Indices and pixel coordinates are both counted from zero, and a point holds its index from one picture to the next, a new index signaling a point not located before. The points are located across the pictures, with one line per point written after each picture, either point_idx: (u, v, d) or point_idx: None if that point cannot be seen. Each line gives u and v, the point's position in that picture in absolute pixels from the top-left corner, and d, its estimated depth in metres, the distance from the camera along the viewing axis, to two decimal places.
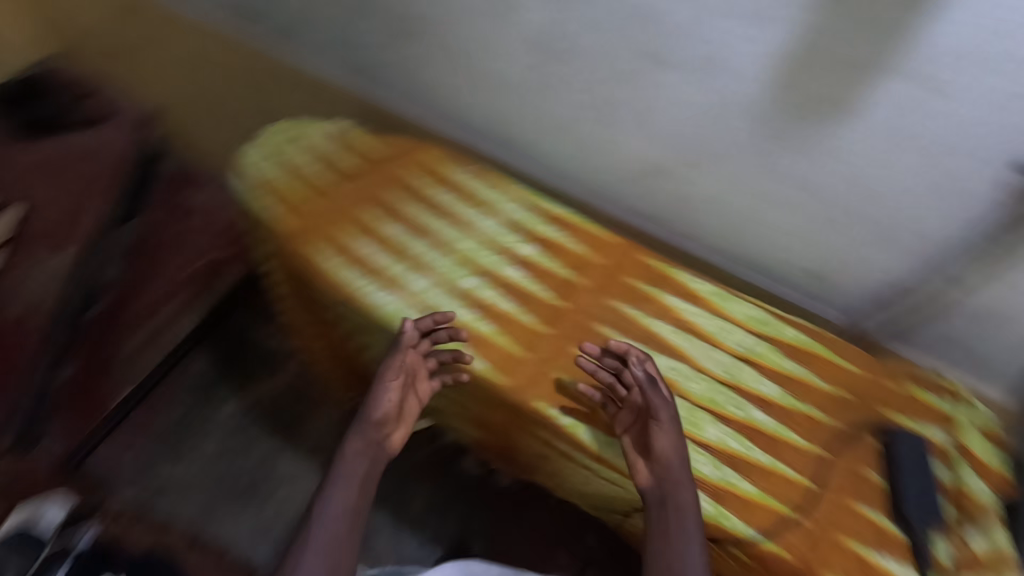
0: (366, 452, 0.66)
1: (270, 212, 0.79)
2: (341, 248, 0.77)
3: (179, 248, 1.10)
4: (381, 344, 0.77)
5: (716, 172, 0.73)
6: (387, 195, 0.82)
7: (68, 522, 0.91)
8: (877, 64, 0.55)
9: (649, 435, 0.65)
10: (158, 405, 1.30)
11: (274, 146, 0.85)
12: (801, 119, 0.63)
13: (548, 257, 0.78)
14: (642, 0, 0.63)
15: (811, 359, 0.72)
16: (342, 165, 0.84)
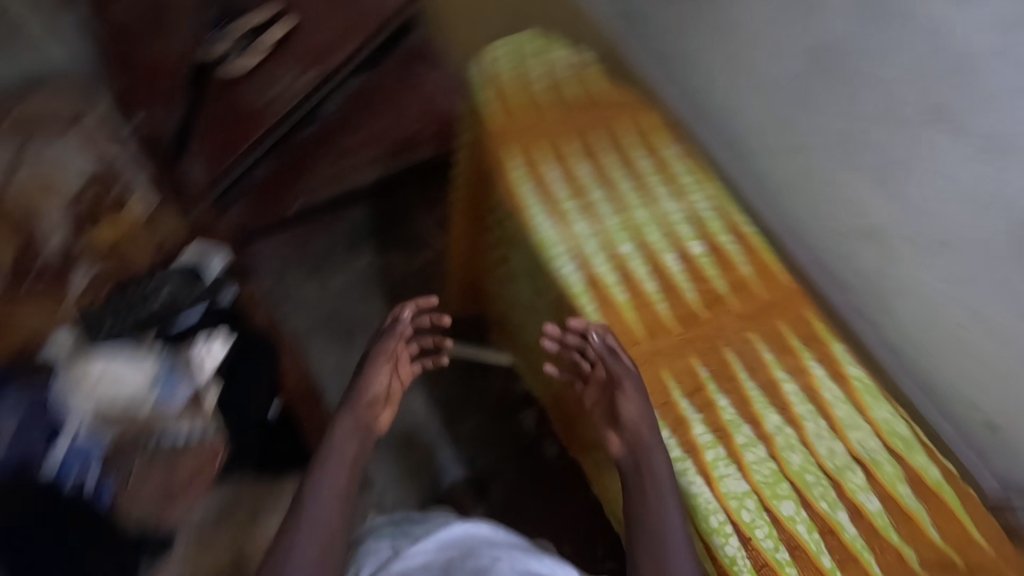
0: (356, 432, 0.71)
1: (487, 105, 0.84)
2: (531, 164, 0.80)
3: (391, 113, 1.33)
4: (521, 262, 0.80)
5: (941, 265, 0.63)
6: (593, 139, 0.83)
7: (221, 276, 1.06)
8: None
9: (617, 403, 0.64)
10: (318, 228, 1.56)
11: (519, 52, 0.89)
12: None
13: (712, 265, 0.74)
14: (968, 50, 0.56)
15: (933, 502, 0.63)
16: (568, 94, 0.86)
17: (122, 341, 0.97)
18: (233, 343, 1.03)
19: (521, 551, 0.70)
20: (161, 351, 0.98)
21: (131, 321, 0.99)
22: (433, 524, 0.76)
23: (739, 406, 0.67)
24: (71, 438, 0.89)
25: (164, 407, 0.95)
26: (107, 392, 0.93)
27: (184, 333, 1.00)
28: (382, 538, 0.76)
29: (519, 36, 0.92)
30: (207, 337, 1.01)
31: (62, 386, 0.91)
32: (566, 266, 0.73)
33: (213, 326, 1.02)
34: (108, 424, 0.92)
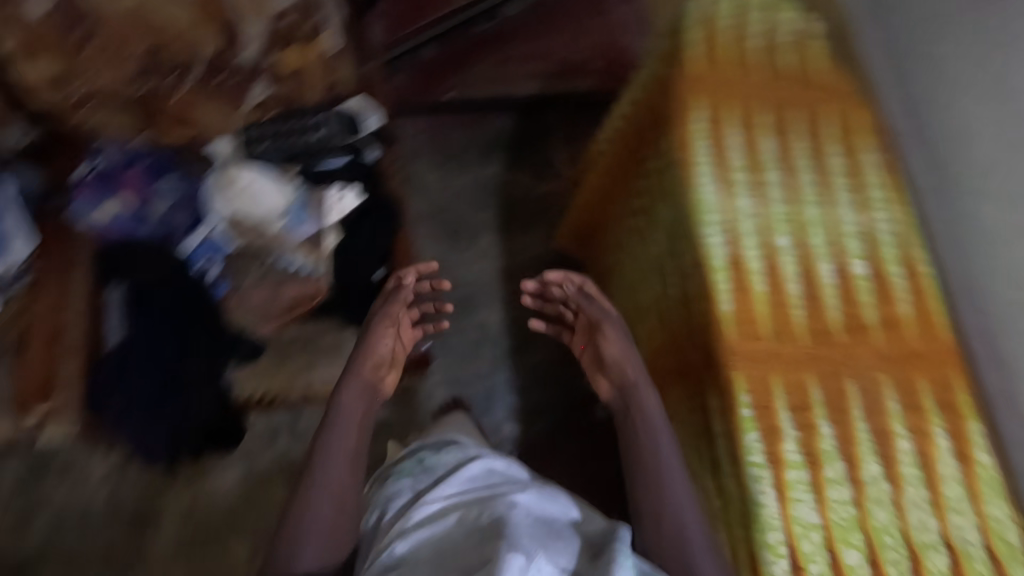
0: (366, 394, 0.81)
1: (691, 41, 0.76)
2: (716, 121, 0.73)
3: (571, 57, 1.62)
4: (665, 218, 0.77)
5: None
6: (790, 116, 0.75)
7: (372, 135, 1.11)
8: None
9: (599, 345, 0.77)
10: (457, 125, 1.57)
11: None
12: None
13: (869, 292, 0.68)
14: None
15: None
16: (782, 60, 0.77)
17: (270, 165, 1.03)
18: (362, 202, 1.08)
19: (536, 494, 0.72)
20: (302, 185, 1.04)
21: (283, 150, 1.06)
22: (450, 462, 0.81)
23: (841, 442, 0.62)
24: (208, 233, 1.03)
25: (288, 238, 1.03)
26: (246, 207, 1.01)
27: (324, 177, 1.06)
28: (403, 476, 0.81)
29: None
30: (342, 188, 1.06)
31: (213, 188, 1.01)
32: (713, 237, 0.69)
33: (350, 180, 1.07)
34: (240, 233, 1.03)
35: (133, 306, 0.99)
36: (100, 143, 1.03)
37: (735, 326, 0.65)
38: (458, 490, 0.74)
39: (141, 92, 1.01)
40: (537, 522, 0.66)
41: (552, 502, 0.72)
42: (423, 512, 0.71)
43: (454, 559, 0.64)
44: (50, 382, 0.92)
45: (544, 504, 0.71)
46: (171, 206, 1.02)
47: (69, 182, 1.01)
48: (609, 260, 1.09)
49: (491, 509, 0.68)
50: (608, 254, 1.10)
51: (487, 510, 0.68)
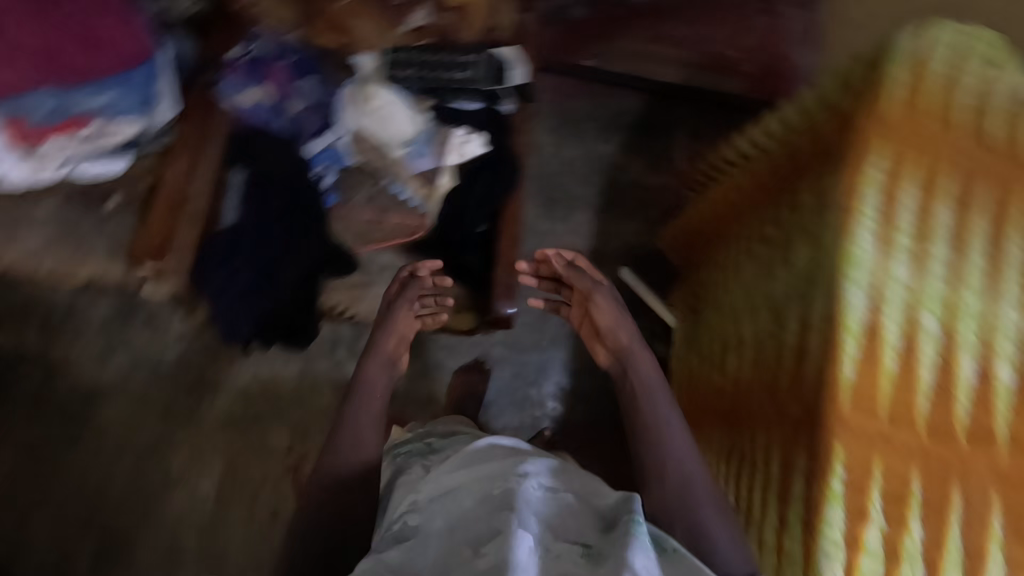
0: (385, 370, 0.92)
1: (892, 81, 0.65)
2: (893, 176, 0.65)
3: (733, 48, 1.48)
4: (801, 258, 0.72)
5: None
6: (977, 194, 0.64)
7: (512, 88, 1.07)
8: None
9: (592, 314, 0.92)
10: (588, 95, 1.62)
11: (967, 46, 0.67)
12: None
13: (1007, 407, 0.62)
14: None
15: None
16: (990, 129, 0.65)
17: (407, 95, 1.04)
18: (486, 152, 1.06)
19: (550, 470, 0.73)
20: (431, 122, 1.06)
21: (424, 82, 1.05)
22: (456, 447, 0.85)
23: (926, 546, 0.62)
24: (333, 142, 1.06)
25: (405, 169, 1.06)
26: (375, 125, 1.04)
27: (456, 119, 1.06)
28: (414, 458, 0.86)
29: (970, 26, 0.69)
30: (472, 133, 1.05)
31: (348, 98, 1.04)
32: (855, 297, 0.64)
33: (480, 129, 1.06)
34: (362, 151, 1.07)
35: (251, 195, 1.03)
36: (258, 31, 1.05)
37: (852, 395, 0.62)
38: (465, 460, 0.76)
39: None
40: (548, 496, 0.68)
41: (567, 477, 0.73)
42: (433, 485, 0.73)
43: (467, 524, 0.66)
44: (167, 244, 0.96)
45: (556, 474, 0.73)
46: (305, 107, 1.05)
47: (223, 60, 1.04)
48: (707, 274, 1.03)
49: (500, 476, 0.70)
50: (707, 268, 1.04)
51: (502, 474, 0.70)
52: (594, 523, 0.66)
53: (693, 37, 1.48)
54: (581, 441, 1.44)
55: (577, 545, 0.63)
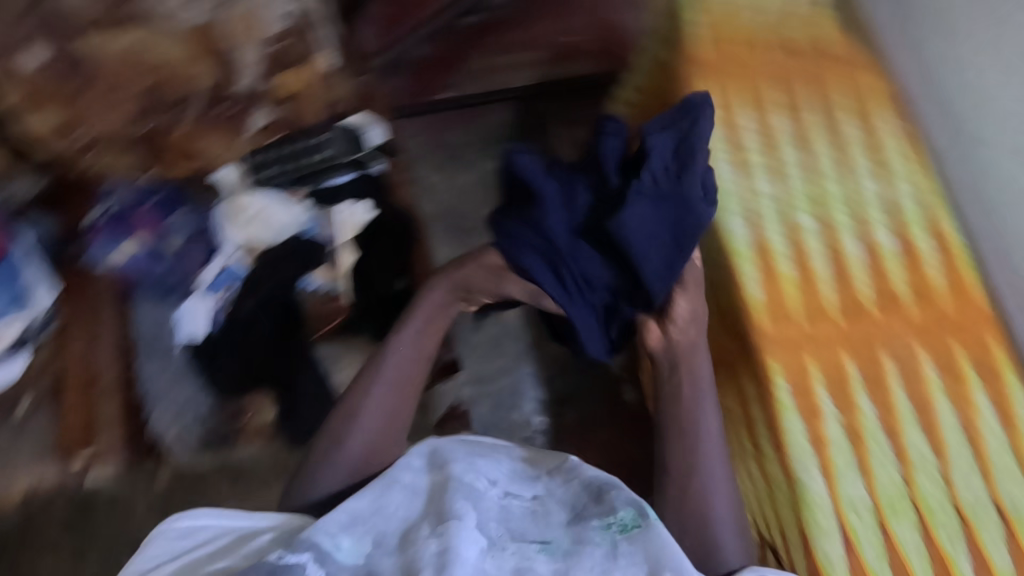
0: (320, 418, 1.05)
1: (693, 28, 0.75)
2: (726, 105, 0.72)
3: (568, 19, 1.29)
4: None
5: None
6: (769, 91, 0.73)
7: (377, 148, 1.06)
8: None
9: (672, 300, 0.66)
10: None
11: None
12: None
13: (932, 249, 0.68)
14: None
15: None
16: (757, 31, 0.75)
17: (279, 191, 1.01)
18: (375, 217, 1.04)
19: (551, 500, 0.58)
20: (313, 210, 1.02)
21: (292, 173, 1.02)
22: (426, 509, 0.56)
23: (882, 417, 0.62)
24: (227, 261, 1.00)
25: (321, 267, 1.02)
26: (267, 230, 1.00)
27: (335, 197, 1.03)
28: (341, 538, 0.53)
29: None
30: (353, 203, 1.03)
31: (225, 217, 1.00)
32: (735, 225, 0.69)
33: (360, 197, 1.03)
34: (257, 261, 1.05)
35: (562, 221, 0.64)
36: (109, 185, 1.00)
37: (760, 309, 0.66)
38: (451, 521, 0.52)
39: (146, 129, 0.96)
40: (540, 501, 0.59)
41: (555, 505, 0.58)
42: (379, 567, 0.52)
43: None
44: (93, 424, 0.93)
45: (549, 483, 0.60)
46: (186, 240, 1.00)
47: (82, 227, 0.99)
48: None
49: (516, 543, 0.54)
50: None
51: (487, 517, 0.55)
52: (563, 508, 0.57)
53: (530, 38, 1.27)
54: (572, 442, 1.14)
55: (534, 541, 0.54)
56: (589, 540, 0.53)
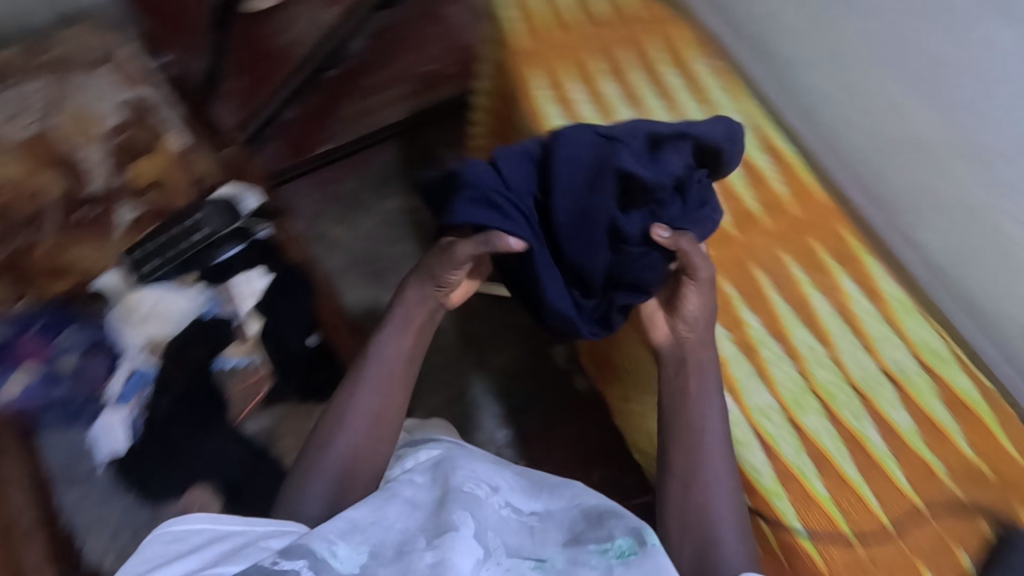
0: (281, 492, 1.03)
1: (509, 23, 0.80)
2: (555, 83, 0.77)
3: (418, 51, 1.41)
4: None
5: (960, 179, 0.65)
6: (591, 61, 0.79)
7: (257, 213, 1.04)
8: None
9: (681, 294, 0.58)
10: None
11: None
12: None
13: (770, 167, 0.74)
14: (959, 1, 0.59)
15: (903, 448, 0.61)
16: (566, 11, 0.81)
17: (167, 282, 0.97)
18: (272, 281, 1.01)
19: (556, 529, 0.51)
20: (207, 292, 0.98)
21: (175, 260, 0.98)
22: (427, 522, 0.46)
23: (767, 323, 0.67)
24: (133, 364, 0.94)
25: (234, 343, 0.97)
26: (166, 323, 0.96)
27: (225, 272, 1.00)
28: (325, 544, 0.43)
29: None
30: (246, 273, 1.00)
31: (120, 320, 0.95)
32: None
33: (255, 265, 1.01)
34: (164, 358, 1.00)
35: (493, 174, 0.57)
36: None
37: None
38: (451, 532, 0.44)
39: (7, 254, 0.94)
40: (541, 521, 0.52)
41: (547, 532, 0.50)
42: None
43: None
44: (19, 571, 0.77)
45: (548, 507, 0.53)
46: (82, 355, 0.94)
47: None
48: None
49: (510, 561, 0.46)
50: None
51: (486, 531, 0.48)
52: (560, 533, 0.50)
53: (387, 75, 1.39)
54: (541, 444, 1.14)
55: (527, 559, 0.47)
56: (585, 562, 0.46)
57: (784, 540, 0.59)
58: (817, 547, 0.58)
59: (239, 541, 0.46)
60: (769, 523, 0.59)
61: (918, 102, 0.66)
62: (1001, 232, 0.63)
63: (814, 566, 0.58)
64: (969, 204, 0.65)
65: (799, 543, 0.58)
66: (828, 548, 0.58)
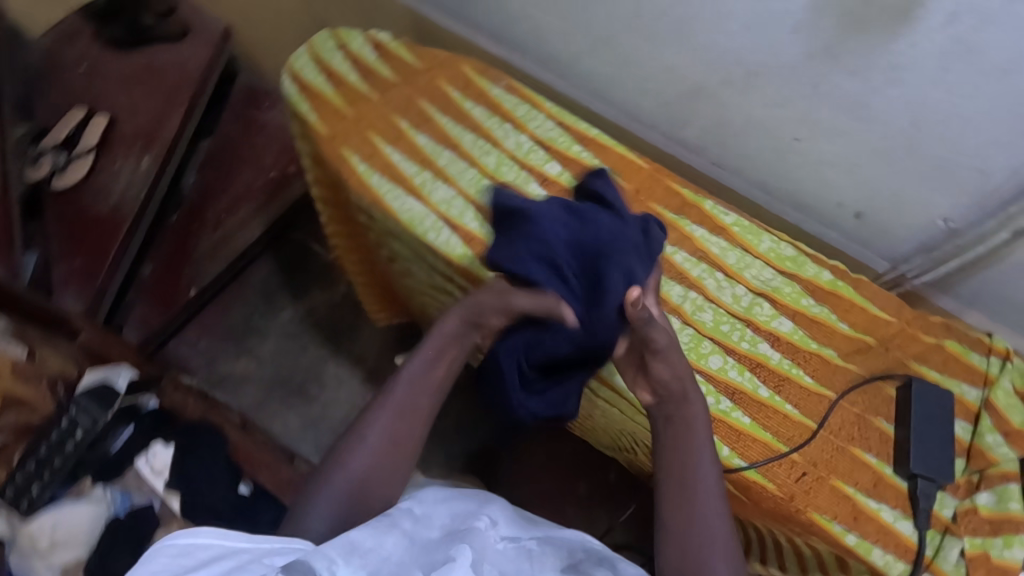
0: None
1: (305, 116, 0.81)
2: (371, 153, 0.79)
3: (249, 158, 1.28)
4: (395, 251, 0.82)
5: (750, 104, 0.70)
6: (397, 120, 0.81)
7: (137, 386, 0.96)
8: (892, 24, 0.54)
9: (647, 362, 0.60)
10: None
11: (317, 65, 0.85)
12: (831, 56, 0.60)
13: (589, 154, 0.78)
14: None
15: (798, 352, 0.66)
16: (355, 87, 0.83)
17: (61, 499, 0.87)
18: (175, 448, 0.93)
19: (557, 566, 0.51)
20: (108, 492, 0.90)
21: (61, 472, 0.87)
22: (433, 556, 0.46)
23: None
24: None
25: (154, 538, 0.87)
26: (75, 540, 0.85)
27: (122, 463, 0.91)
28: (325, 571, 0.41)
29: (284, 76, 0.84)
30: (146, 453, 0.92)
31: (22, 558, 0.83)
32: (443, 235, 0.74)
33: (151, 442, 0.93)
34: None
35: (561, 236, 0.59)
36: None
37: None
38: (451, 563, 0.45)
39: None
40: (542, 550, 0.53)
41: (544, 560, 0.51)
42: None
43: None
44: None
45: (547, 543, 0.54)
46: None
47: None
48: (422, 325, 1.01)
49: None
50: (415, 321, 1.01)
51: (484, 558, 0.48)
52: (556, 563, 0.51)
53: (233, 196, 1.25)
54: (521, 483, 1.12)
55: None
56: None
57: (735, 480, 0.61)
58: (764, 474, 0.60)
59: (244, 558, 0.43)
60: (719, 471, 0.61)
61: (680, 57, 0.72)
62: (794, 139, 0.70)
63: (768, 492, 0.60)
64: (760, 124, 0.71)
65: (748, 478, 0.60)
66: (773, 471, 0.61)
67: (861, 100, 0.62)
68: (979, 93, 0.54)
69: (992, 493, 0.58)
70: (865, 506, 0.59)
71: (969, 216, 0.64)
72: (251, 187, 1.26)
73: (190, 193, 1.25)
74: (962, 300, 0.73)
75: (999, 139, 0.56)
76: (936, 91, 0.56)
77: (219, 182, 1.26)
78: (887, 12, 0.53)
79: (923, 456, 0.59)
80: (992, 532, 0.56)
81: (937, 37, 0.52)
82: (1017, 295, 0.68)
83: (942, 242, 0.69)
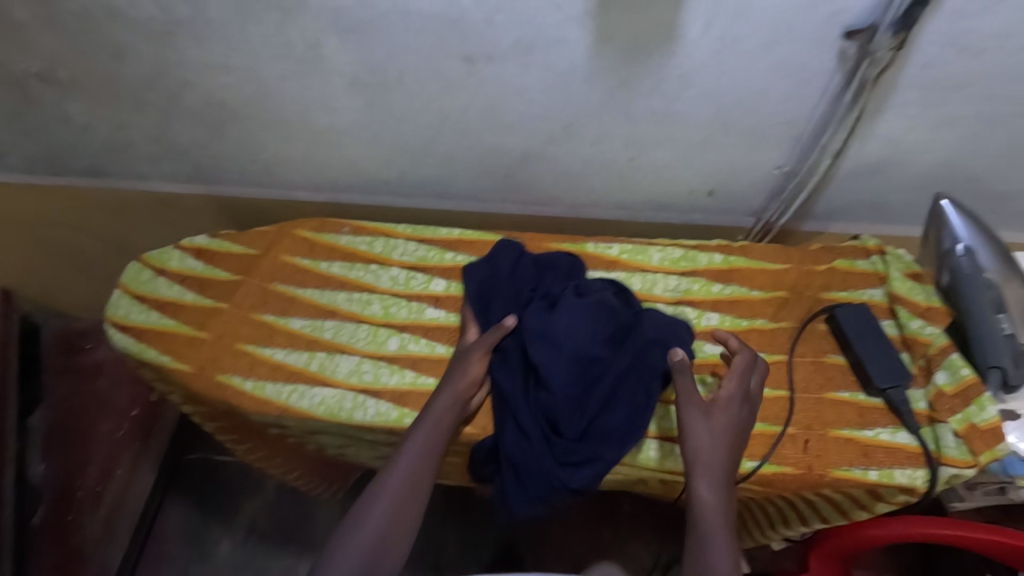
0: None
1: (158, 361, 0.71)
2: (252, 363, 0.71)
3: (103, 417, 1.10)
4: (325, 443, 0.74)
5: (580, 146, 0.73)
6: (261, 317, 0.74)
7: None
8: (666, 41, 0.59)
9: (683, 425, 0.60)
10: None
11: (143, 302, 0.75)
12: (629, 82, 0.64)
13: (464, 255, 0.77)
14: (456, 69, 0.65)
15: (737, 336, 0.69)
16: (198, 305, 0.75)
17: None
18: None
19: None
20: None
21: None
22: None
23: None
24: None
25: None
26: None
27: None
28: None
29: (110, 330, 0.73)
30: None
31: None
32: (371, 405, 0.68)
33: None
34: None
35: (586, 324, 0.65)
36: None
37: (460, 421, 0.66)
38: None
39: None
40: None
41: None
42: None
43: None
44: None
45: None
46: None
47: None
48: None
49: None
50: None
51: None
52: None
53: (103, 461, 1.06)
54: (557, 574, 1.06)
55: None
56: None
57: (758, 481, 0.62)
58: (777, 461, 0.62)
59: None
60: (740, 482, 0.62)
61: (500, 136, 0.73)
62: (631, 158, 0.74)
63: (789, 474, 0.61)
64: (596, 158, 0.75)
65: (767, 473, 0.61)
66: (781, 453, 0.62)
67: (669, 110, 0.67)
68: (759, 65, 0.61)
69: (944, 370, 0.65)
70: (864, 438, 0.63)
71: (794, 156, 0.72)
72: (117, 442, 1.07)
73: (46, 483, 1.03)
74: (818, 218, 0.82)
75: (789, 92, 0.64)
76: (725, 77, 0.62)
77: (76, 456, 1.06)
78: (658, 34, 0.58)
79: (883, 369, 0.64)
80: (963, 404, 0.63)
81: (705, 37, 0.58)
82: (855, 196, 0.78)
83: (784, 183, 0.77)
